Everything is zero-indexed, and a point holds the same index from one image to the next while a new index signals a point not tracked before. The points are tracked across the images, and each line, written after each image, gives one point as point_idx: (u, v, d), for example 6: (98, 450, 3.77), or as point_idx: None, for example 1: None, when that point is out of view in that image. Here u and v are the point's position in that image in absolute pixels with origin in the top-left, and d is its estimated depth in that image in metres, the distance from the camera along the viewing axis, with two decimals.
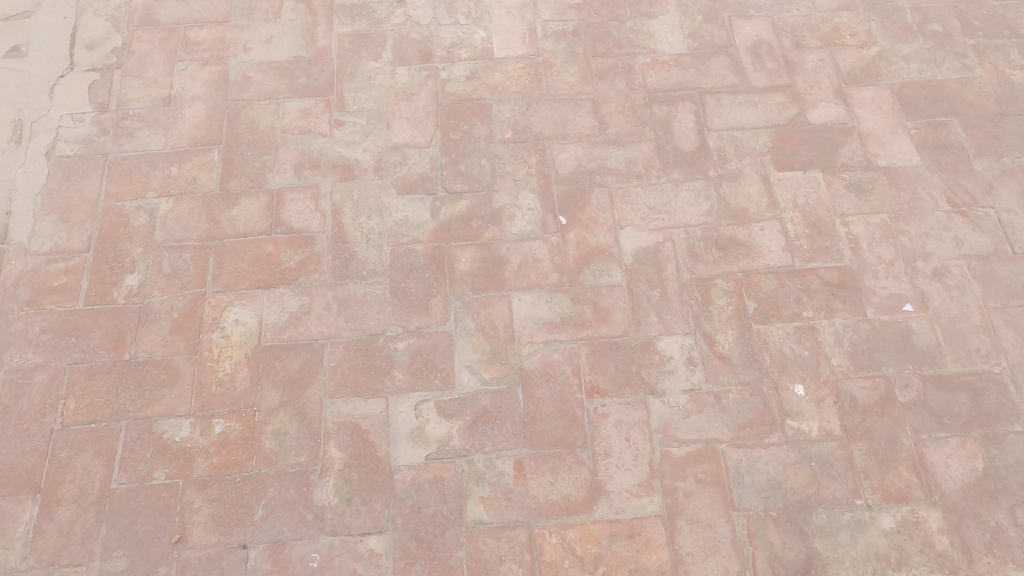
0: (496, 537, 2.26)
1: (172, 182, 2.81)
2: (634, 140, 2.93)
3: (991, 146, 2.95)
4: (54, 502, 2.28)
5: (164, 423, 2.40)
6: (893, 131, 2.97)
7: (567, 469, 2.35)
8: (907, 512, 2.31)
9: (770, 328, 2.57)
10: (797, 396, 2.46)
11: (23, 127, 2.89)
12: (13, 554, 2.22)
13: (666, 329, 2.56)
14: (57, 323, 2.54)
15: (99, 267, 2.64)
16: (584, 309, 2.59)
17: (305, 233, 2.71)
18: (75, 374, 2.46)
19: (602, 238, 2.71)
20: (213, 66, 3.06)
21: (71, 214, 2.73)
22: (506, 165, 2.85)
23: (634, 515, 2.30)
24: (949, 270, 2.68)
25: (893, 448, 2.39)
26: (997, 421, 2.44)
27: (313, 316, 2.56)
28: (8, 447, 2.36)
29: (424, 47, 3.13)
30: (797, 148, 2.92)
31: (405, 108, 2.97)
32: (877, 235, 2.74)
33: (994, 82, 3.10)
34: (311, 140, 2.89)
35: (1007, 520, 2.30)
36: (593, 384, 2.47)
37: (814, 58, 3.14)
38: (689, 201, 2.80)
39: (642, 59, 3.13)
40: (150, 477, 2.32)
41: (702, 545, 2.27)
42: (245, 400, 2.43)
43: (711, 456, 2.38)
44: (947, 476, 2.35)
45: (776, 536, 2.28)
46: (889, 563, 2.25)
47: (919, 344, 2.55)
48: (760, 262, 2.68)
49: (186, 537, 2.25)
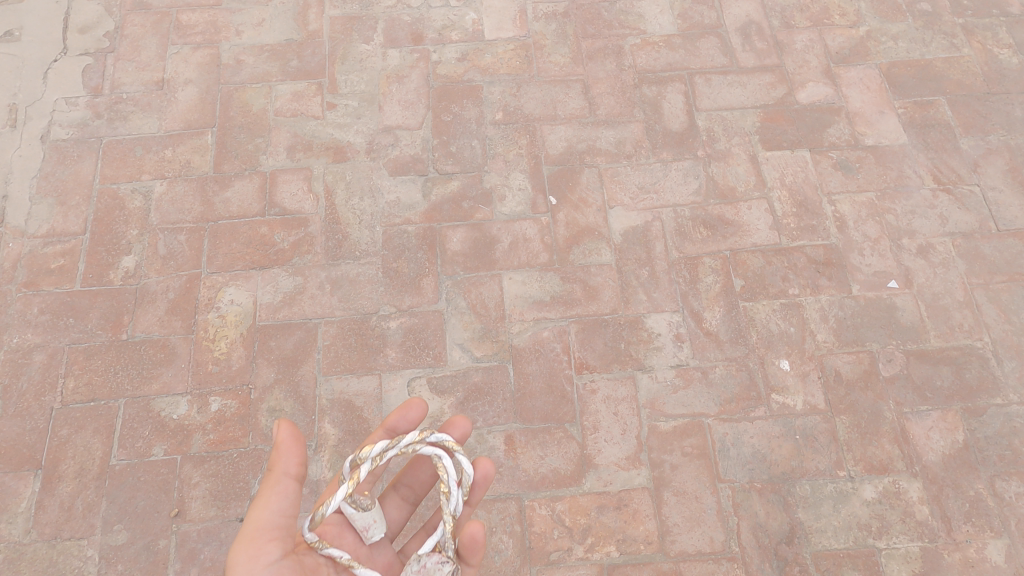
0: (487, 509, 2.32)
1: (167, 165, 2.83)
2: (623, 121, 2.95)
3: (977, 124, 2.97)
4: (55, 478, 2.33)
5: (162, 401, 2.44)
6: (880, 110, 2.99)
7: (556, 444, 2.40)
8: (888, 483, 2.36)
9: (756, 305, 2.61)
10: (783, 371, 2.51)
11: (17, 111, 2.91)
12: (16, 528, 2.28)
13: (654, 306, 2.60)
14: (55, 305, 2.59)
15: (96, 249, 2.68)
16: (574, 288, 2.63)
17: (298, 214, 2.74)
18: (74, 354, 2.51)
19: (591, 218, 2.75)
20: (206, 50, 3.08)
21: (68, 197, 2.77)
22: (497, 146, 2.88)
23: (622, 488, 2.36)
24: (934, 247, 2.72)
25: (875, 421, 2.44)
26: (978, 394, 2.49)
27: (307, 295, 2.60)
28: (9, 426, 2.40)
29: (415, 30, 3.14)
30: (785, 128, 2.94)
31: (396, 90, 2.99)
32: (864, 214, 2.78)
33: (981, 61, 3.12)
34: (304, 123, 2.92)
35: (986, 490, 2.36)
36: (582, 360, 2.52)
37: (803, 38, 3.16)
38: (678, 180, 2.83)
39: (632, 40, 3.14)
40: (148, 454, 2.37)
41: (689, 515, 2.32)
42: (240, 377, 2.48)
43: (697, 430, 2.43)
44: (928, 448, 2.41)
45: (760, 507, 2.33)
46: (870, 532, 2.30)
47: (904, 320, 2.60)
48: (748, 240, 2.72)
49: (185, 511, 2.30)
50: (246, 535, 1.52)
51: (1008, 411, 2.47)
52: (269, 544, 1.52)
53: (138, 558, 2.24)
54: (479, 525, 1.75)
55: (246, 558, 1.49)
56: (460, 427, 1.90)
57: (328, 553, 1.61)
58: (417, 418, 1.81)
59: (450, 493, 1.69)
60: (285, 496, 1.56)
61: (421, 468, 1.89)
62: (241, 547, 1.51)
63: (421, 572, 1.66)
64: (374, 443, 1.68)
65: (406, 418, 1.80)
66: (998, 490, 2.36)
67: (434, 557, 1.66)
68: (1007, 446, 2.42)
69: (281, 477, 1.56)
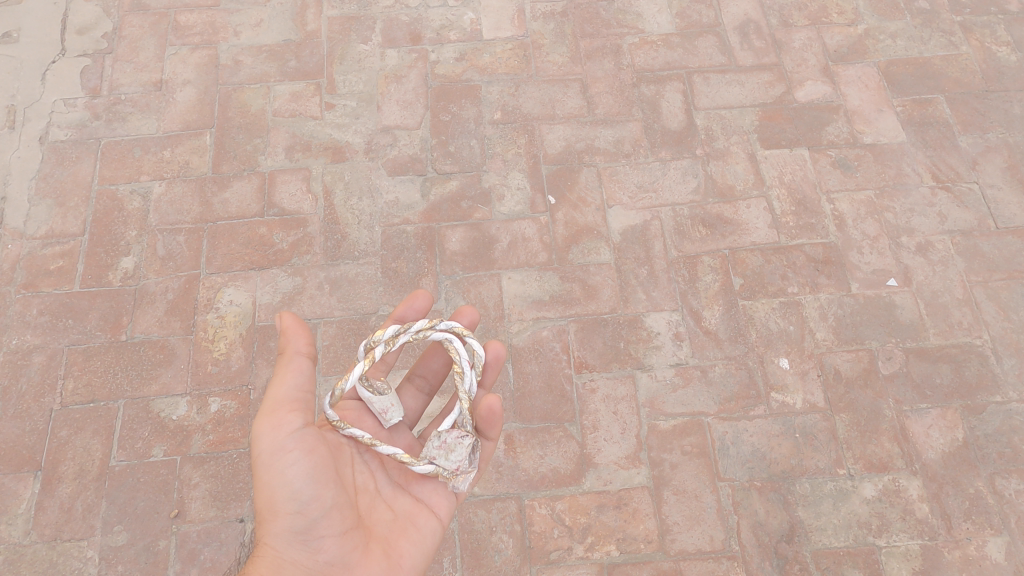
0: (487, 508, 2.32)
1: (165, 166, 2.83)
2: (622, 120, 2.95)
3: (976, 122, 2.97)
4: (55, 479, 2.33)
5: (161, 402, 2.44)
6: (878, 108, 2.99)
7: (556, 443, 2.40)
8: (888, 481, 2.36)
9: (755, 303, 2.61)
10: (782, 369, 2.51)
11: (16, 113, 2.91)
12: (16, 529, 2.28)
13: (654, 306, 2.60)
14: (54, 306, 2.59)
15: (95, 250, 2.68)
16: (573, 287, 2.63)
17: (297, 215, 2.74)
18: (73, 355, 2.51)
19: (590, 217, 2.75)
20: (204, 51, 3.08)
21: (67, 198, 2.77)
22: (495, 146, 2.88)
23: (622, 487, 2.36)
24: (933, 245, 2.72)
25: (875, 419, 2.44)
26: (978, 392, 2.49)
27: (306, 295, 2.60)
28: (9, 427, 2.40)
29: (414, 30, 3.14)
30: (784, 126, 2.94)
31: (394, 90, 2.99)
32: (862, 212, 2.78)
33: (979, 58, 3.12)
34: (302, 123, 2.92)
35: (985, 488, 2.36)
36: (581, 360, 2.52)
37: (801, 37, 3.16)
38: (677, 179, 2.83)
39: (630, 39, 3.14)
40: (148, 455, 2.37)
41: (688, 514, 2.32)
42: (240, 378, 2.47)
43: (696, 428, 2.43)
44: (928, 446, 2.41)
45: (760, 506, 2.33)
46: (870, 530, 2.30)
47: (903, 318, 2.60)
48: (746, 239, 2.72)
49: (184, 512, 2.30)
50: (268, 407, 1.64)
51: (1008, 409, 2.47)
52: (288, 414, 1.63)
53: (138, 559, 2.24)
54: (497, 399, 1.78)
55: (270, 428, 1.61)
56: (468, 315, 2.00)
57: (348, 432, 1.71)
58: (424, 307, 1.91)
59: (463, 372, 1.79)
60: (299, 371, 1.67)
61: (432, 358, 2.04)
62: (264, 418, 1.63)
63: (443, 447, 1.72)
64: (386, 327, 1.77)
65: (413, 307, 1.90)
66: (998, 488, 2.36)
67: (454, 432, 1.72)
68: (1006, 443, 2.42)
69: (294, 356, 1.68)
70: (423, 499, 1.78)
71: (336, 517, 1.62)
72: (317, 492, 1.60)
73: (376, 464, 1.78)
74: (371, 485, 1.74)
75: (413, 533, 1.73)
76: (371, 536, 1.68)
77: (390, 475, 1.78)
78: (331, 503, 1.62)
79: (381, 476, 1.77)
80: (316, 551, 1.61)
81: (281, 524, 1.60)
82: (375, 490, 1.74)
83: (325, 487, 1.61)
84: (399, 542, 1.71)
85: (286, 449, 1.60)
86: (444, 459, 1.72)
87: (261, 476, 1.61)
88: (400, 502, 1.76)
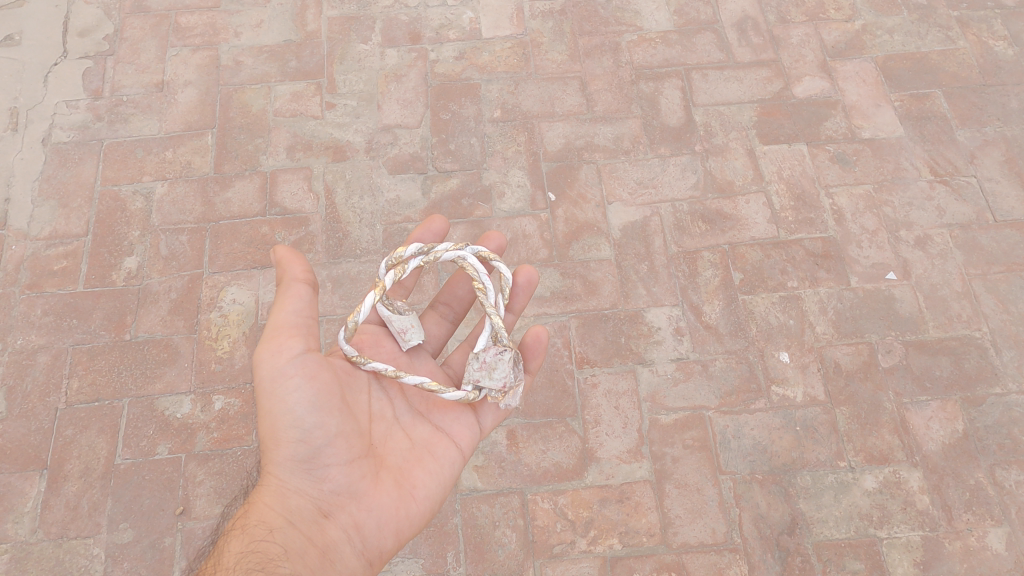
0: (490, 503, 2.33)
1: (168, 166, 2.85)
2: (621, 117, 2.97)
3: (974, 116, 2.99)
4: (61, 478, 2.35)
5: (166, 401, 2.46)
6: (876, 103, 3.01)
7: (558, 438, 2.42)
8: (889, 473, 2.37)
9: (755, 298, 2.62)
10: (782, 363, 2.53)
11: (19, 115, 2.93)
12: (23, 527, 2.29)
13: (654, 301, 2.62)
14: (58, 306, 2.60)
15: (99, 250, 2.70)
16: (573, 284, 2.64)
17: (299, 214, 2.76)
18: (78, 354, 2.53)
19: (591, 214, 2.76)
20: (205, 52, 3.10)
21: (69, 200, 2.79)
22: (495, 144, 2.90)
23: (624, 481, 2.37)
24: (932, 239, 2.74)
25: (875, 412, 2.45)
26: (978, 383, 2.50)
27: None
28: (14, 426, 2.42)
29: (413, 29, 3.16)
30: (782, 122, 2.96)
31: (394, 89, 3.01)
32: (861, 206, 2.80)
33: (977, 53, 3.13)
34: (303, 123, 2.94)
35: (986, 479, 2.37)
36: (582, 355, 2.53)
37: (799, 33, 3.17)
38: (676, 174, 2.85)
39: (629, 36, 3.16)
40: (153, 452, 2.39)
41: (690, 507, 2.33)
42: (243, 376, 2.49)
43: (698, 422, 2.44)
44: (928, 438, 2.42)
45: (762, 498, 2.34)
46: (871, 522, 2.31)
47: (902, 311, 2.61)
48: (746, 234, 2.73)
49: (190, 509, 2.31)
50: (269, 333, 1.64)
51: (1007, 400, 2.48)
52: (289, 340, 1.63)
53: (144, 556, 2.26)
54: (542, 328, 1.87)
55: (270, 354, 1.62)
56: (495, 240, 2.09)
57: (369, 366, 1.74)
58: (441, 232, 1.97)
59: (486, 288, 1.81)
60: (297, 297, 1.66)
61: (456, 285, 2.07)
62: (265, 345, 1.63)
63: (484, 366, 1.77)
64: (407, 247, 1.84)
65: (430, 231, 1.96)
66: (999, 479, 2.37)
67: (491, 349, 1.77)
68: (1006, 435, 2.43)
69: (292, 282, 1.67)
70: (443, 428, 1.80)
71: (342, 446, 1.64)
72: (321, 421, 1.62)
73: (395, 392, 1.81)
74: (389, 413, 1.77)
75: (428, 463, 1.75)
76: (383, 466, 1.70)
77: (411, 403, 1.81)
78: (336, 431, 1.64)
79: (400, 404, 1.80)
80: (321, 481, 1.64)
81: (285, 452, 1.63)
82: (392, 418, 1.77)
83: (329, 415, 1.63)
84: (412, 472, 1.72)
85: (287, 376, 1.61)
86: (488, 379, 1.76)
87: (265, 404, 1.63)
88: (419, 430, 1.78)
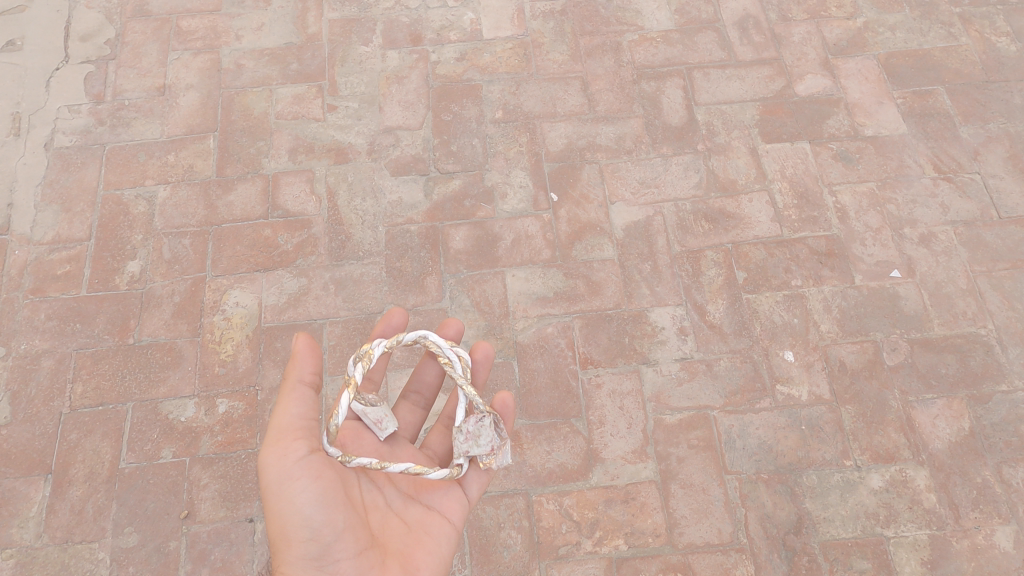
0: (495, 505, 2.32)
1: (170, 170, 2.85)
2: (623, 116, 2.96)
3: (977, 113, 2.98)
4: (66, 482, 2.35)
5: (169, 404, 2.46)
6: (879, 100, 3.00)
7: (563, 439, 2.41)
8: (895, 471, 2.36)
9: (759, 297, 2.61)
10: (787, 362, 2.52)
11: (21, 120, 2.94)
12: (28, 532, 2.29)
13: (657, 301, 2.61)
14: (62, 310, 2.61)
15: (102, 254, 2.70)
16: (576, 284, 2.64)
17: (301, 216, 2.75)
18: (82, 358, 2.53)
19: (593, 214, 2.76)
20: (206, 55, 3.10)
21: (72, 204, 2.79)
22: (497, 144, 2.90)
23: (629, 481, 2.36)
24: (935, 236, 2.73)
25: (881, 410, 2.44)
26: (983, 381, 2.49)
27: (312, 296, 2.61)
28: (19, 431, 2.42)
29: (414, 31, 3.16)
30: (785, 120, 2.95)
31: (396, 91, 3.01)
32: (864, 204, 2.79)
33: (979, 49, 3.12)
34: (305, 126, 2.94)
35: (993, 477, 2.36)
36: (586, 355, 2.52)
37: (801, 31, 3.16)
38: (678, 174, 2.84)
39: (630, 36, 3.16)
40: (157, 456, 2.38)
41: (696, 508, 2.32)
42: (247, 379, 2.49)
43: (703, 422, 2.43)
44: (935, 435, 2.41)
45: (768, 498, 2.33)
46: (878, 521, 2.30)
47: (907, 309, 2.60)
48: (749, 233, 2.72)
49: (195, 512, 2.31)
50: (272, 437, 1.59)
51: (1013, 398, 2.47)
52: (294, 442, 1.58)
53: (149, 560, 2.26)
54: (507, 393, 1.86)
55: (275, 457, 1.56)
56: (452, 325, 1.97)
57: (355, 463, 1.62)
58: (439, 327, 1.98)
59: (453, 361, 1.76)
60: (299, 398, 1.63)
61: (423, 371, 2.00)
62: (268, 447, 1.57)
63: (469, 436, 1.70)
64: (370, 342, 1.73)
65: (389, 324, 1.87)
66: (1006, 476, 2.36)
67: (472, 419, 1.69)
68: (1013, 432, 2.42)
69: (296, 384, 1.64)
70: (433, 506, 1.77)
71: (350, 539, 1.59)
72: (328, 518, 1.56)
73: (383, 481, 1.75)
74: (380, 501, 1.72)
75: (427, 543, 1.72)
76: (387, 553, 1.65)
77: (398, 488, 1.77)
78: (344, 525, 1.59)
79: (387, 492, 1.75)
80: None
81: (295, 552, 1.55)
82: (384, 506, 1.72)
83: (336, 511, 1.58)
84: (415, 554, 1.69)
85: (294, 478, 1.55)
86: (475, 447, 1.70)
87: (271, 506, 1.56)
88: (412, 512, 1.75)
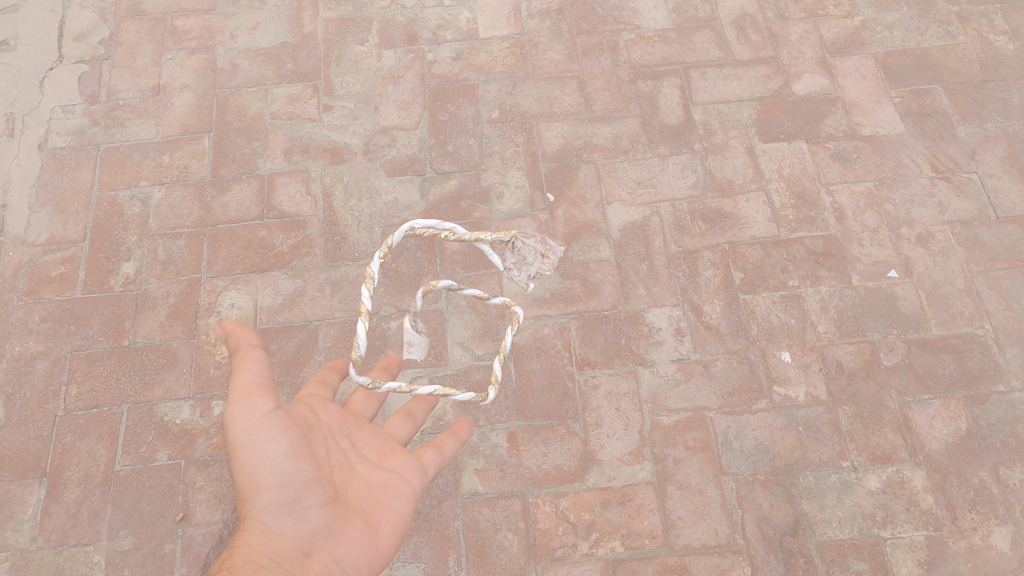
0: (492, 507, 2.32)
1: (164, 170, 2.84)
2: (620, 116, 2.95)
3: (974, 112, 2.97)
4: (61, 485, 2.34)
5: (165, 406, 2.45)
6: (876, 100, 2.99)
7: (559, 440, 2.40)
8: (892, 472, 2.36)
9: (756, 297, 2.60)
10: (784, 362, 2.51)
11: (15, 120, 2.92)
12: (22, 535, 2.28)
13: (654, 301, 2.60)
14: (56, 312, 2.59)
15: (96, 256, 2.69)
16: (573, 285, 2.63)
17: (296, 217, 2.74)
18: (77, 361, 2.52)
19: (590, 214, 2.75)
20: (201, 55, 3.08)
21: (66, 206, 2.78)
22: (494, 145, 2.88)
23: (626, 482, 2.36)
24: (933, 236, 2.72)
25: (878, 411, 2.44)
26: (980, 381, 2.48)
27: (307, 298, 2.61)
28: (13, 434, 2.41)
29: (410, 30, 3.15)
30: (782, 120, 2.94)
31: (391, 91, 3.00)
32: (862, 203, 2.78)
33: (977, 48, 3.11)
34: (300, 126, 2.92)
35: (990, 478, 2.36)
36: (583, 356, 2.52)
37: (798, 30, 3.15)
38: (675, 174, 2.83)
39: (627, 35, 3.14)
40: (152, 459, 2.38)
41: (692, 509, 2.32)
42: None
43: (700, 423, 2.43)
44: (932, 436, 2.40)
45: (764, 499, 2.33)
46: (875, 522, 2.30)
47: (904, 309, 2.59)
48: (746, 233, 2.72)
49: (190, 515, 2.30)
50: (238, 396, 1.71)
51: (1010, 398, 2.47)
52: (260, 398, 1.71)
53: (145, 562, 2.25)
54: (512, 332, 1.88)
55: (245, 412, 1.69)
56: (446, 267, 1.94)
57: None
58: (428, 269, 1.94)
59: None
60: (258, 362, 1.76)
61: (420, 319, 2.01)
62: (237, 403, 1.70)
63: None
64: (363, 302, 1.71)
65: None
66: (1003, 477, 2.36)
67: None
68: (1010, 433, 2.42)
69: (251, 349, 1.76)
70: (398, 471, 1.83)
71: (317, 489, 1.71)
72: (296, 466, 1.70)
73: (346, 440, 1.85)
74: (343, 460, 1.82)
75: (391, 502, 1.80)
76: (349, 507, 1.75)
77: (365, 453, 1.85)
78: (310, 475, 1.71)
79: (352, 452, 1.84)
80: (302, 522, 1.68)
81: (264, 497, 1.68)
82: (348, 466, 1.81)
83: (304, 461, 1.71)
84: (377, 510, 1.78)
85: (264, 429, 1.69)
86: None
87: (239, 456, 1.69)
88: (375, 475, 1.82)
